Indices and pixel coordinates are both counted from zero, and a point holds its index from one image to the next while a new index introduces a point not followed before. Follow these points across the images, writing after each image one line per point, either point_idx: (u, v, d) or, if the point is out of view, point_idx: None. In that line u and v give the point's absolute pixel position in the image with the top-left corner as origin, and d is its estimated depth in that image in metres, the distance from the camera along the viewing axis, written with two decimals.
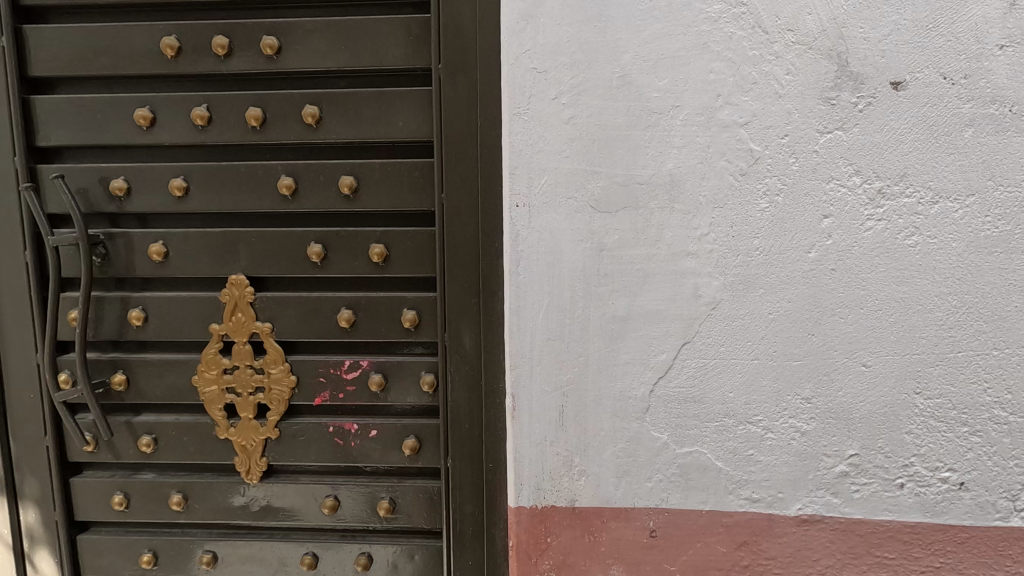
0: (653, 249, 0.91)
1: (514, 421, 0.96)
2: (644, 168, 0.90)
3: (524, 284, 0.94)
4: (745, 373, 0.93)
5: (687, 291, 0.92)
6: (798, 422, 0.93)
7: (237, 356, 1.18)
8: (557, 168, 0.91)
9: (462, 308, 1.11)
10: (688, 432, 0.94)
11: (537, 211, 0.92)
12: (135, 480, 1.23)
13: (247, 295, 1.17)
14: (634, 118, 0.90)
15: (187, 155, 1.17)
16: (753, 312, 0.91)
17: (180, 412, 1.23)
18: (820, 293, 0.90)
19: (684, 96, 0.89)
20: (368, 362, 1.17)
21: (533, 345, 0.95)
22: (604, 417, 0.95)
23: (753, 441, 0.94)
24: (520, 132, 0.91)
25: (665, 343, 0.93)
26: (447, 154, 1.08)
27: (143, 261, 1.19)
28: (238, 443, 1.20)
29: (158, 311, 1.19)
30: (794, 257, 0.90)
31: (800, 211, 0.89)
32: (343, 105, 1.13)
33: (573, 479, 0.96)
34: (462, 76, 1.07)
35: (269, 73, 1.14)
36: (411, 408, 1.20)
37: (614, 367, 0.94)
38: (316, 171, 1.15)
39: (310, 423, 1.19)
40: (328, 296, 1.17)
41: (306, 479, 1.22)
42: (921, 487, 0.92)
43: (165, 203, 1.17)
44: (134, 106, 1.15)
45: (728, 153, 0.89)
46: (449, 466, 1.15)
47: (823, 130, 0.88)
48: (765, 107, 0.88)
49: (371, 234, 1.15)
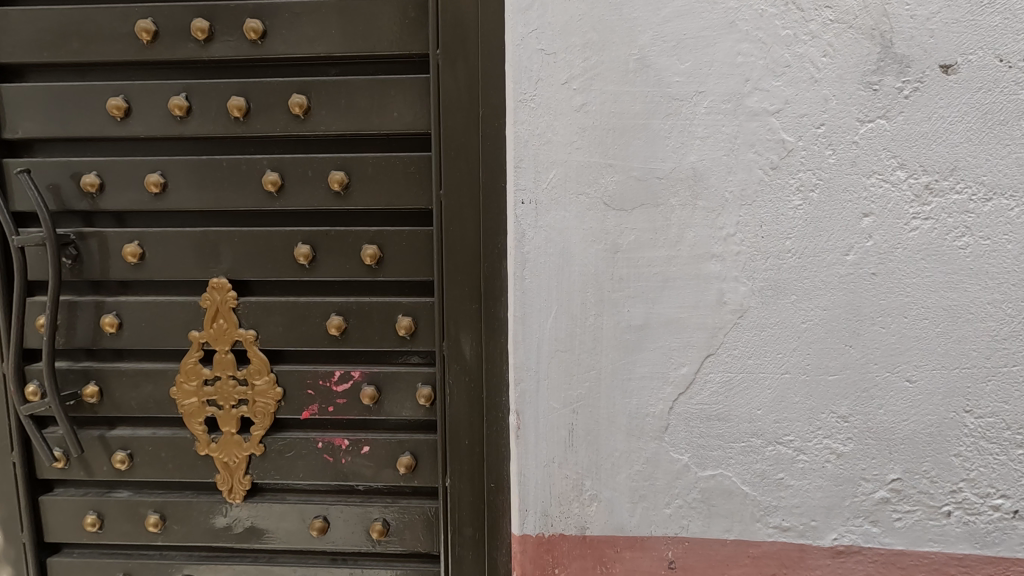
0: (673, 251, 0.83)
1: (519, 441, 0.88)
2: (664, 161, 0.81)
3: (530, 289, 0.85)
4: (775, 388, 0.84)
5: (710, 296, 0.83)
6: (834, 442, 0.84)
7: (218, 366, 1.09)
8: (566, 161, 0.82)
9: (461, 313, 1.01)
10: (712, 454, 0.85)
11: (545, 209, 0.83)
12: (110, 498, 1.14)
13: (230, 300, 1.08)
14: (653, 106, 0.81)
15: (165, 148, 1.09)
16: (784, 321, 0.82)
17: (157, 425, 1.14)
18: (859, 300, 0.81)
19: (708, 80, 0.80)
20: (360, 373, 1.09)
21: (540, 357, 0.86)
22: (618, 437, 0.86)
23: (783, 464, 0.85)
24: (527, 119, 0.82)
25: (687, 355, 0.84)
26: (447, 145, 0.99)
27: (118, 263, 1.10)
28: (220, 460, 1.11)
29: (133, 317, 1.11)
30: (830, 260, 0.81)
31: (837, 209, 0.80)
32: (334, 95, 1.04)
33: (583, 506, 0.87)
34: (462, 61, 0.98)
35: (253, 60, 1.05)
36: (407, 422, 1.11)
37: (629, 383, 0.85)
38: (304, 166, 1.06)
39: (297, 438, 1.11)
40: (317, 301, 1.08)
41: (294, 497, 1.13)
42: (970, 516, 0.82)
43: (141, 200, 1.08)
44: (108, 95, 1.06)
45: (758, 144, 0.80)
46: (448, 485, 1.05)
47: (863, 119, 0.79)
48: (799, 93, 0.79)
49: (363, 234, 1.07)
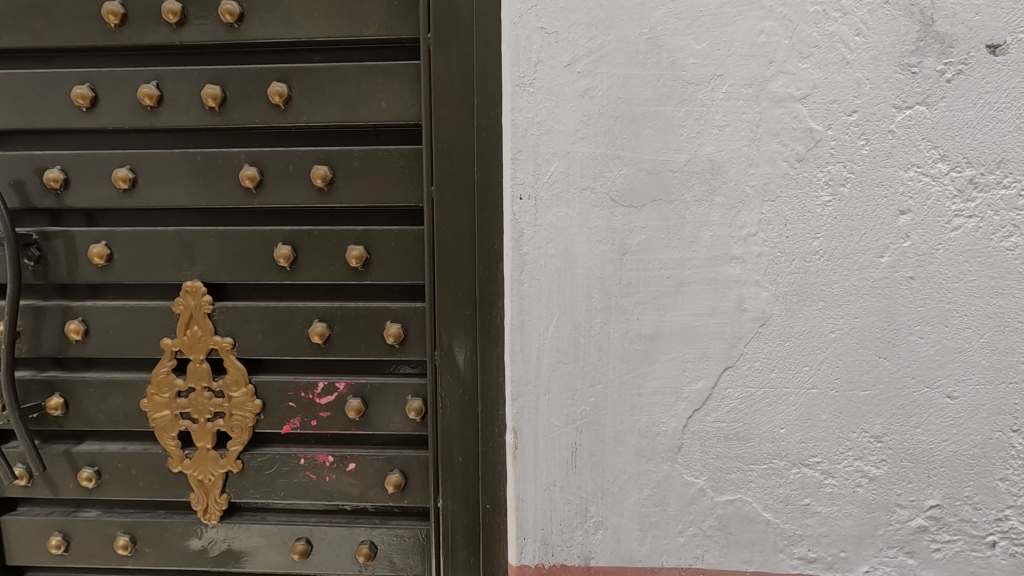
0: (688, 253, 0.74)
1: (516, 463, 0.79)
2: (678, 153, 0.73)
3: (529, 293, 0.77)
4: (800, 405, 0.75)
5: (729, 303, 0.75)
6: (866, 465, 0.75)
7: (192, 376, 1.01)
8: (569, 152, 0.74)
9: (454, 319, 0.92)
10: (730, 477, 0.77)
11: (545, 205, 0.75)
12: (76, 519, 1.06)
13: (205, 306, 1.00)
14: (665, 91, 0.73)
15: (136, 141, 1.00)
16: (811, 330, 0.74)
17: (128, 440, 1.06)
18: (895, 307, 0.73)
19: (727, 62, 0.72)
20: (345, 384, 1.01)
21: (540, 370, 0.77)
22: (626, 458, 0.77)
23: (809, 489, 0.76)
24: (526, 106, 0.74)
25: (703, 368, 0.76)
26: (438, 137, 0.90)
27: (84, 265, 1.02)
28: (194, 477, 1.03)
29: (101, 324, 1.03)
30: (862, 263, 0.73)
31: (871, 205, 0.72)
32: (317, 84, 0.96)
33: (588, 534, 0.79)
34: (455, 45, 0.89)
35: (230, 46, 0.97)
36: (396, 437, 1.03)
37: (639, 399, 0.77)
38: (285, 160, 0.98)
39: (278, 454, 1.02)
40: (299, 307, 1.00)
41: (275, 518, 1.05)
42: (1017, 547, 0.74)
43: (109, 196, 1.00)
44: (73, 84, 0.98)
45: (783, 134, 0.72)
46: (440, 506, 0.96)
47: (900, 105, 0.71)
48: (829, 77, 0.71)
49: (349, 234, 0.98)
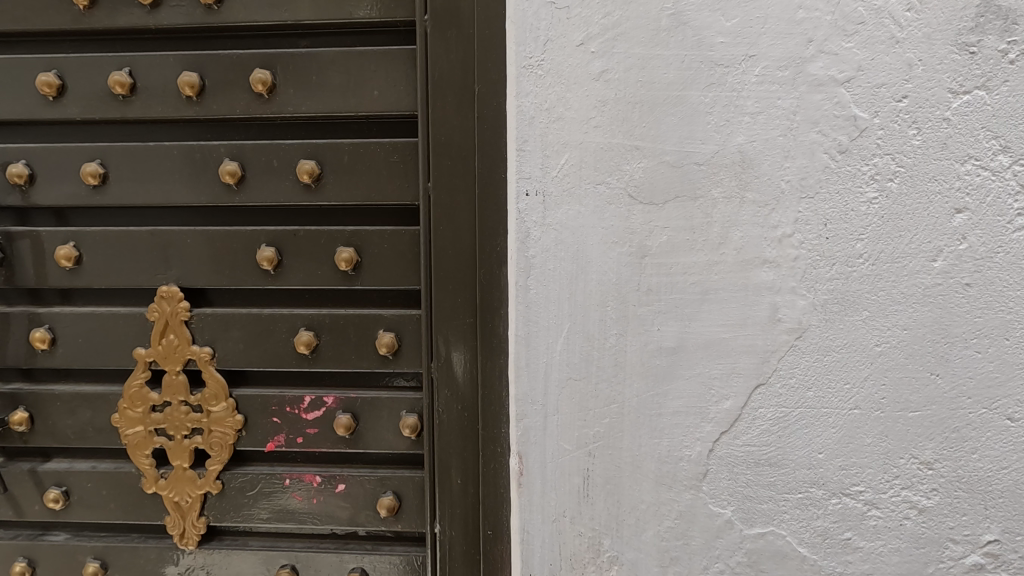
0: (715, 256, 0.66)
1: (521, 489, 0.71)
2: (704, 144, 0.65)
3: (536, 302, 0.68)
4: (840, 427, 0.67)
5: (762, 313, 0.66)
6: (915, 495, 0.67)
7: (168, 389, 0.92)
8: (582, 143, 0.66)
9: (452, 326, 0.83)
10: (761, 508, 0.68)
11: (554, 203, 0.67)
12: (41, 544, 0.97)
13: (181, 313, 0.92)
14: (691, 73, 0.64)
15: (108, 134, 0.92)
16: (853, 343, 0.66)
17: (99, 458, 0.98)
18: (949, 318, 0.65)
19: (761, 41, 0.63)
20: (334, 399, 0.92)
21: (549, 388, 0.69)
22: (644, 486, 0.69)
23: (850, 521, 0.68)
24: (533, 90, 0.66)
25: (731, 386, 0.67)
26: (434, 130, 0.81)
27: (51, 269, 0.94)
28: (169, 499, 0.94)
29: (69, 332, 0.94)
30: (912, 268, 0.65)
31: (922, 203, 0.64)
32: (303, 70, 0.88)
33: (601, 571, 0.71)
34: (455, 27, 0.79)
35: (209, 30, 0.88)
36: (390, 456, 0.95)
37: (659, 420, 0.68)
38: (269, 155, 0.90)
39: (261, 474, 0.94)
40: (285, 314, 0.92)
41: (258, 543, 0.97)
42: None
43: (77, 194, 0.92)
44: (39, 71, 0.90)
45: (823, 122, 0.64)
46: (437, 532, 0.87)
47: (956, 90, 0.62)
48: (876, 57, 0.63)
49: (339, 235, 0.90)
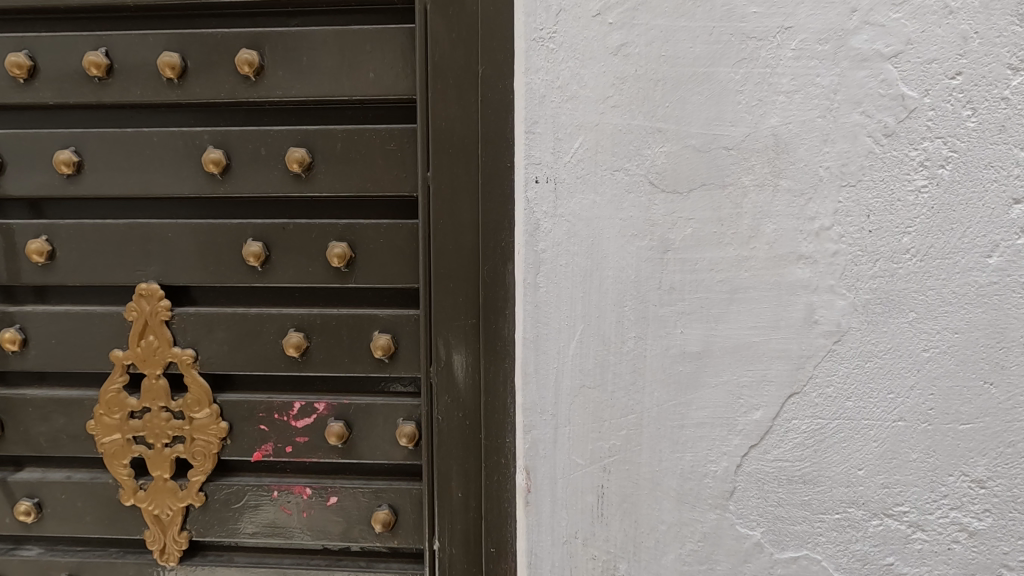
0: (744, 252, 0.60)
1: (529, 509, 0.65)
2: (734, 126, 0.59)
3: (547, 302, 0.62)
4: (882, 441, 0.61)
5: (797, 315, 0.60)
6: (965, 517, 0.60)
7: (147, 394, 0.86)
8: (598, 124, 0.59)
9: (453, 328, 0.76)
10: (793, 529, 0.62)
11: (566, 191, 0.60)
12: (12, 559, 0.91)
13: (161, 312, 0.85)
14: (719, 47, 0.58)
15: (83, 120, 0.86)
16: (898, 349, 0.60)
17: (74, 467, 0.91)
18: (1005, 320, 0.58)
19: (799, 11, 0.57)
20: (325, 405, 0.86)
21: (559, 398, 0.63)
22: (666, 506, 0.63)
23: (893, 545, 0.61)
24: (543, 66, 0.59)
25: (762, 395, 0.61)
26: (433, 114, 0.74)
27: (23, 264, 0.87)
28: (149, 512, 0.88)
29: (42, 332, 0.88)
30: (964, 264, 0.58)
31: (977, 193, 0.57)
32: (292, 51, 0.81)
33: None
34: (457, 3, 0.73)
35: (191, 6, 0.82)
36: (385, 466, 0.88)
37: (682, 433, 0.62)
38: (256, 142, 0.84)
39: (247, 485, 0.88)
40: (273, 314, 0.85)
41: (243, 560, 0.90)
42: None
43: (50, 183, 0.86)
44: (8, 50, 0.83)
45: (866, 102, 0.57)
46: (436, 548, 0.81)
47: (1016, 66, 0.56)
48: (926, 29, 0.56)
49: (331, 228, 0.84)
